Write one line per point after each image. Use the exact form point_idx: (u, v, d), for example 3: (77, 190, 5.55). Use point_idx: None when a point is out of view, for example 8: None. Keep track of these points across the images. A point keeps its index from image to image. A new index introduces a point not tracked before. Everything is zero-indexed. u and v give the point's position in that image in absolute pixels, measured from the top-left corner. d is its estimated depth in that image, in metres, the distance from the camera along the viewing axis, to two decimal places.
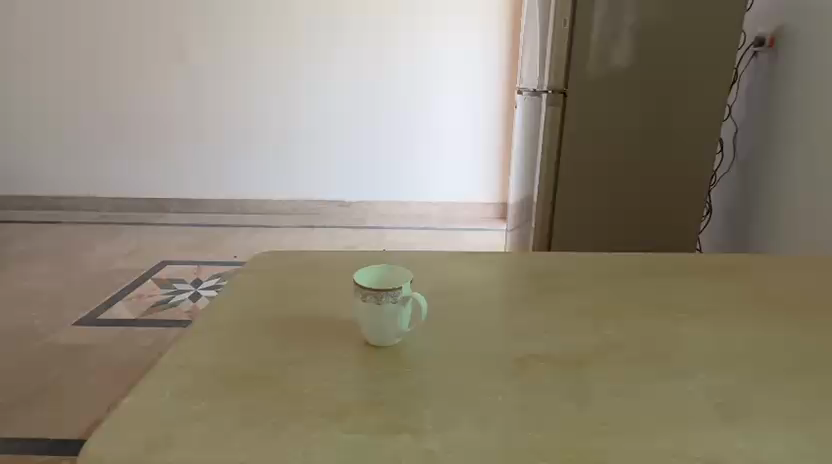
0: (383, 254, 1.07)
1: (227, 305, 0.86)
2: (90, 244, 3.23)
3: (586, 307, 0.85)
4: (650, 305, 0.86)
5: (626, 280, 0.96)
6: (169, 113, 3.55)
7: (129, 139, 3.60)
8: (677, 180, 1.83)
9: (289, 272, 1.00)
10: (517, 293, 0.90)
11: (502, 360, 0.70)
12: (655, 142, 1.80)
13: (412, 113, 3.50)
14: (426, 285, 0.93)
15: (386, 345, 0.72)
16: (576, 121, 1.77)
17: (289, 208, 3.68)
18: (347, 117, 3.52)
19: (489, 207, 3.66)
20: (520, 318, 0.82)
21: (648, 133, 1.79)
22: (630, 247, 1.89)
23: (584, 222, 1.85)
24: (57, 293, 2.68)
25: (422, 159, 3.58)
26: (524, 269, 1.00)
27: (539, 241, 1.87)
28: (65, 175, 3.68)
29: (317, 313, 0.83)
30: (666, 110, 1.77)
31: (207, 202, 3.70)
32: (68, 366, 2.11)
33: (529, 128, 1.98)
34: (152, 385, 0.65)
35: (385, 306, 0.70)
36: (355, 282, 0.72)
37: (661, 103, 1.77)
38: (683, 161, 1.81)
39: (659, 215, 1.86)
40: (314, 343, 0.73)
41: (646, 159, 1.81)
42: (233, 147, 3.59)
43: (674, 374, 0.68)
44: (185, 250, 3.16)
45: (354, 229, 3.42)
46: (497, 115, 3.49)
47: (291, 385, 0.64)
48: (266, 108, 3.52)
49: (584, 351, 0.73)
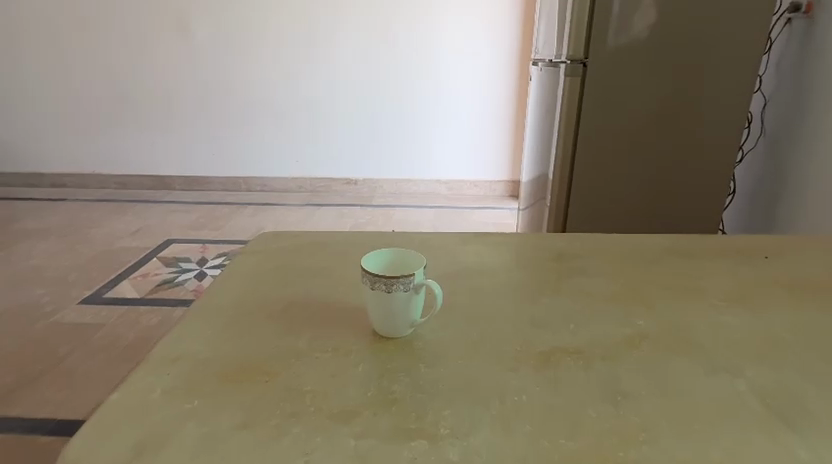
0: (393, 235, 1.00)
1: (226, 287, 0.80)
2: (97, 222, 3.20)
3: (615, 294, 0.78)
4: (683, 290, 0.79)
5: (655, 263, 0.88)
6: (171, 91, 3.46)
7: (133, 117, 3.52)
8: (698, 160, 1.73)
9: (293, 252, 0.92)
10: (537, 276, 0.83)
11: (525, 353, 0.64)
12: (679, 118, 1.70)
13: (420, 90, 3.39)
14: (438, 268, 0.86)
15: (399, 335, 0.66)
16: (593, 97, 1.67)
17: (295, 186, 3.61)
18: (354, 94, 3.41)
19: (498, 184, 3.57)
20: (543, 305, 0.74)
21: (670, 109, 1.69)
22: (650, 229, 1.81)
23: (602, 203, 1.77)
24: (64, 271, 2.66)
25: (431, 137, 3.48)
26: (544, 250, 0.93)
27: (554, 222, 1.80)
28: (70, 153, 3.62)
29: (323, 298, 0.76)
30: (689, 84, 1.67)
31: (212, 180, 3.64)
32: (74, 346, 2.08)
33: (545, 103, 1.88)
34: (141, 379, 0.59)
35: (396, 296, 0.63)
36: (363, 267, 0.65)
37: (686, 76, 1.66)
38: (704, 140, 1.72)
39: (682, 195, 1.77)
40: (318, 334, 0.67)
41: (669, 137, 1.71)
42: (238, 125, 3.51)
43: (716, 371, 0.61)
44: (191, 229, 3.12)
45: (361, 207, 3.35)
46: (508, 91, 3.37)
47: (293, 380, 0.58)
48: (271, 84, 3.41)
49: (615, 342, 0.66)
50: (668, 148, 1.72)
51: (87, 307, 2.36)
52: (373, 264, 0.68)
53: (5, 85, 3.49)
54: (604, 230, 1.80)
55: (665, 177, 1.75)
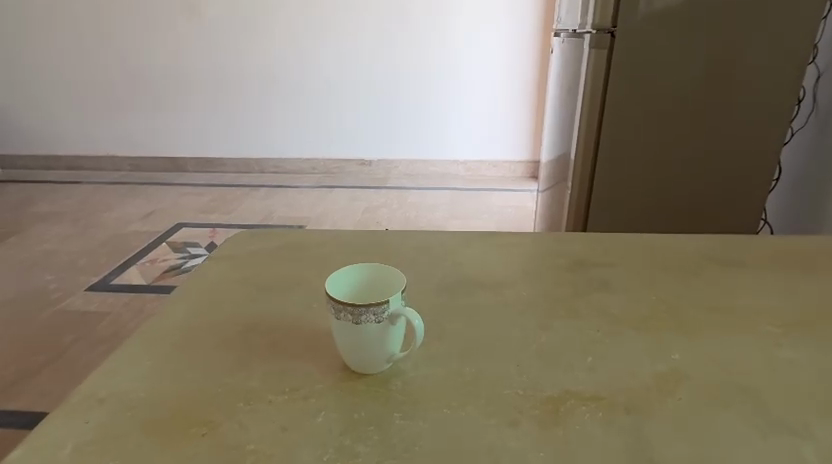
0: (386, 234, 0.86)
1: (176, 307, 0.67)
2: (109, 205, 3.08)
3: (642, 316, 0.64)
4: (730, 313, 0.65)
5: (692, 275, 0.73)
6: (185, 67, 3.26)
7: (143, 97, 3.34)
8: (752, 147, 1.41)
9: (266, 258, 0.79)
10: (548, 293, 0.69)
11: (528, 401, 0.51)
12: (731, 98, 1.37)
13: (438, 63, 3.15)
14: (433, 279, 0.73)
15: (371, 372, 0.54)
16: (623, 70, 1.36)
17: (308, 167, 3.44)
18: (366, 70, 3.19)
19: (518, 164, 3.35)
20: (553, 332, 0.61)
21: (721, 83, 1.36)
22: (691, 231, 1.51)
23: (633, 201, 1.47)
24: (74, 255, 2.56)
25: (449, 114, 3.26)
26: (559, 258, 0.78)
27: (574, 223, 1.52)
28: (82, 133, 3.47)
29: (288, 320, 0.64)
30: (747, 51, 1.33)
31: (224, 161, 3.47)
32: (78, 335, 1.99)
33: (567, 79, 1.68)
34: (54, 432, 0.49)
35: (364, 329, 0.51)
36: (328, 293, 0.54)
37: (742, 46, 1.33)
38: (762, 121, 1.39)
39: (731, 192, 1.45)
40: (278, 368, 0.56)
41: (717, 121, 1.39)
42: (249, 103, 3.32)
43: (779, 432, 0.47)
44: (201, 211, 2.98)
45: (374, 190, 3.19)
46: (531, 62, 3.11)
47: (235, 437, 0.47)
48: (281, 60, 3.20)
49: (644, 387, 0.52)
50: (717, 131, 1.40)
51: (93, 293, 2.25)
52: (346, 287, 0.56)
53: (12, 63, 3.34)
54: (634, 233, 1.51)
55: (711, 167, 1.43)
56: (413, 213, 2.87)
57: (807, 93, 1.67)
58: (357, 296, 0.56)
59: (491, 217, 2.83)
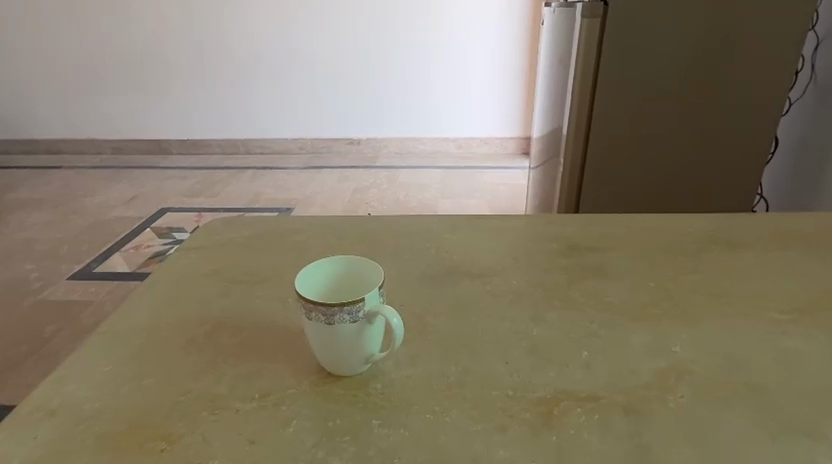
0: (367, 220, 0.80)
1: (139, 304, 0.62)
2: (91, 189, 2.98)
3: (640, 305, 0.60)
4: (732, 300, 0.61)
5: (691, 259, 0.69)
6: (166, 43, 3.11)
7: (124, 76, 3.20)
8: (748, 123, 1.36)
9: (238, 248, 0.74)
10: (538, 281, 0.65)
11: (519, 404, 0.47)
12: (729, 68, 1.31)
13: (428, 36, 3.02)
14: (417, 269, 0.68)
15: (346, 373, 0.50)
16: (617, 42, 1.29)
17: (296, 147, 3.33)
18: (354, 44, 3.06)
19: (510, 141, 3.26)
20: (545, 325, 0.57)
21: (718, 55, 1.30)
22: (684, 208, 1.47)
23: (626, 176, 1.42)
24: (56, 243, 2.47)
25: (440, 90, 3.15)
26: (552, 242, 0.74)
27: (566, 201, 1.47)
28: (60, 115, 3.33)
29: (261, 318, 0.59)
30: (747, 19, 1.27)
31: (209, 142, 3.35)
32: (60, 326, 1.92)
33: (559, 52, 1.61)
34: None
35: (338, 330, 0.47)
36: (301, 291, 0.49)
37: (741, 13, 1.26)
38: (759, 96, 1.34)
39: (726, 167, 1.41)
40: (248, 372, 0.51)
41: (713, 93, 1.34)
42: (234, 81, 3.18)
43: (787, 432, 0.44)
44: (185, 195, 2.89)
45: (364, 170, 3.11)
46: (524, 34, 2.99)
47: (197, 452, 0.43)
48: (266, 35, 3.06)
49: (644, 385, 0.49)
50: (713, 107, 1.35)
51: (76, 282, 2.17)
52: (319, 289, 0.51)
53: None
54: (627, 209, 1.46)
55: (705, 144, 1.38)
56: (403, 193, 2.81)
57: (806, 62, 1.60)
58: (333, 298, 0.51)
59: (483, 196, 2.78)
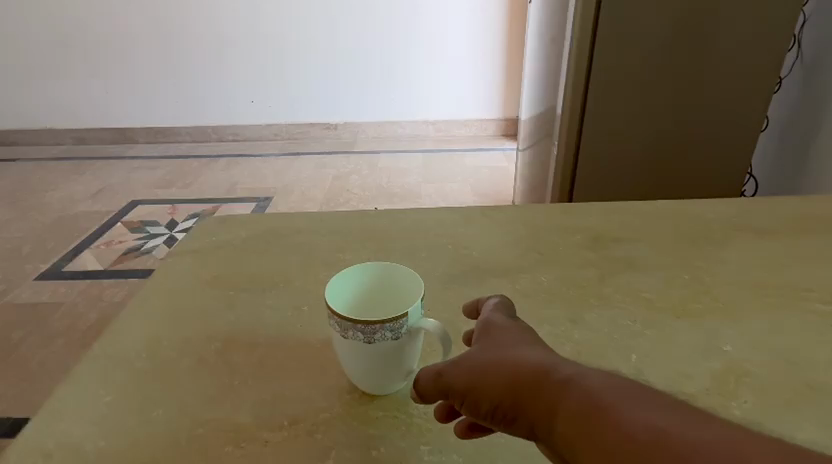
0: (375, 215, 0.74)
1: (132, 324, 0.55)
2: (53, 183, 2.81)
3: (680, 301, 0.57)
4: (775, 292, 0.58)
5: (723, 246, 0.66)
6: (129, 22, 2.91)
7: (84, 57, 2.99)
8: (753, 103, 1.28)
9: (237, 251, 0.67)
10: (569, 277, 0.61)
11: None
12: (736, 44, 1.22)
13: (408, 15, 2.90)
14: (438, 269, 0.63)
15: (384, 392, 0.46)
16: (616, 5, 1.17)
17: (270, 133, 3.19)
18: (329, 23, 2.92)
19: (491, 123, 3.18)
20: (585, 327, 0.54)
21: (724, 22, 1.20)
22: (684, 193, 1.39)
23: (624, 161, 1.34)
24: (18, 242, 2.32)
25: (420, 71, 3.05)
26: (575, 233, 0.70)
27: (561, 189, 1.38)
28: (14, 101, 3.10)
29: (276, 332, 0.53)
30: None
31: (179, 130, 3.17)
32: (28, 330, 1.80)
33: (550, 31, 1.56)
34: None
35: (381, 350, 0.43)
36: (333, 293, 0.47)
37: None
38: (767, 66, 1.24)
39: (729, 149, 1.33)
40: (272, 396, 0.46)
41: (717, 70, 1.25)
42: (203, 63, 3.01)
43: None
44: (156, 187, 2.75)
45: (343, 156, 3.00)
46: (505, 12, 2.90)
47: None
48: (231, 12, 2.88)
49: (700, 393, 0.46)
50: (717, 85, 1.26)
51: (44, 283, 2.04)
52: (347, 308, 0.48)
53: None
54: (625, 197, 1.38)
55: (707, 125, 1.30)
56: (385, 179, 2.74)
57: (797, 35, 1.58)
58: (370, 314, 0.48)
59: (466, 180, 2.72)
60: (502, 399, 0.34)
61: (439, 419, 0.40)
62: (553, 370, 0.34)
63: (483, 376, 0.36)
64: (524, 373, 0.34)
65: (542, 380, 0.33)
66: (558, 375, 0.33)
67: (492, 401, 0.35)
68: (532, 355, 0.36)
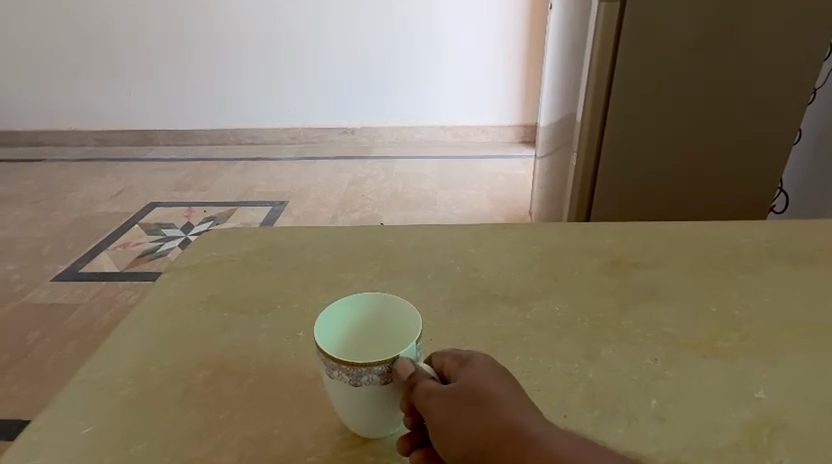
0: (380, 232, 0.71)
1: (121, 346, 0.53)
2: (75, 184, 2.85)
3: (709, 338, 0.52)
4: (811, 329, 0.53)
5: (755, 275, 0.61)
6: (152, 25, 2.95)
7: (109, 61, 3.05)
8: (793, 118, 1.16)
9: (235, 268, 0.64)
10: (585, 305, 0.57)
11: None
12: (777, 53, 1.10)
13: (427, 19, 2.88)
14: (443, 294, 0.59)
15: (376, 436, 0.43)
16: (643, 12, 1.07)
17: (287, 137, 3.19)
18: (348, 27, 2.91)
19: (509, 129, 3.13)
20: (600, 363, 0.50)
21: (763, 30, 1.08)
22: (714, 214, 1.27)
23: (649, 179, 1.23)
24: (38, 242, 2.35)
25: (438, 76, 3.01)
26: (593, 256, 0.65)
27: (579, 206, 1.28)
28: (39, 103, 3.16)
29: (267, 361, 0.50)
30: None
31: (198, 133, 3.20)
32: (43, 331, 1.81)
33: (574, 34, 1.50)
34: None
35: (371, 394, 0.40)
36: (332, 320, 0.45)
37: None
38: (812, 77, 1.12)
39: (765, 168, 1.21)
40: (260, 434, 0.43)
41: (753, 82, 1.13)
42: (222, 67, 3.03)
43: None
44: (173, 189, 2.76)
45: (358, 161, 2.98)
46: (525, 15, 2.85)
47: None
48: (252, 16, 2.90)
49: (730, 447, 0.42)
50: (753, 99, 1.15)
51: (61, 284, 2.06)
52: (344, 352, 0.46)
53: None
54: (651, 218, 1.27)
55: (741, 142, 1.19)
56: (400, 185, 2.71)
57: None
58: (367, 353, 0.46)
59: (482, 187, 2.67)
60: (471, 452, 0.36)
61: (401, 451, 0.40)
62: (521, 429, 0.35)
63: (455, 427, 0.36)
64: (494, 429, 0.36)
65: (511, 438, 0.35)
66: (525, 434, 0.35)
67: (461, 451, 0.36)
68: (499, 405, 0.37)
